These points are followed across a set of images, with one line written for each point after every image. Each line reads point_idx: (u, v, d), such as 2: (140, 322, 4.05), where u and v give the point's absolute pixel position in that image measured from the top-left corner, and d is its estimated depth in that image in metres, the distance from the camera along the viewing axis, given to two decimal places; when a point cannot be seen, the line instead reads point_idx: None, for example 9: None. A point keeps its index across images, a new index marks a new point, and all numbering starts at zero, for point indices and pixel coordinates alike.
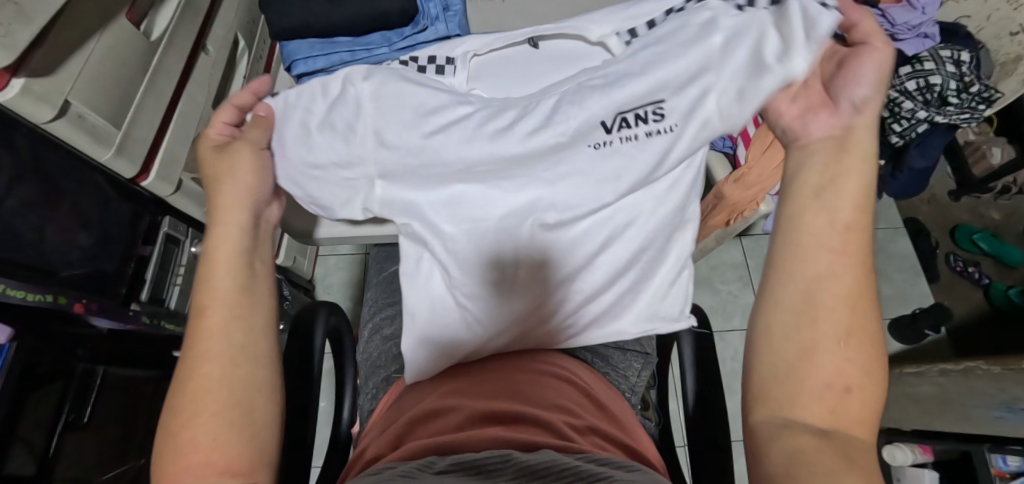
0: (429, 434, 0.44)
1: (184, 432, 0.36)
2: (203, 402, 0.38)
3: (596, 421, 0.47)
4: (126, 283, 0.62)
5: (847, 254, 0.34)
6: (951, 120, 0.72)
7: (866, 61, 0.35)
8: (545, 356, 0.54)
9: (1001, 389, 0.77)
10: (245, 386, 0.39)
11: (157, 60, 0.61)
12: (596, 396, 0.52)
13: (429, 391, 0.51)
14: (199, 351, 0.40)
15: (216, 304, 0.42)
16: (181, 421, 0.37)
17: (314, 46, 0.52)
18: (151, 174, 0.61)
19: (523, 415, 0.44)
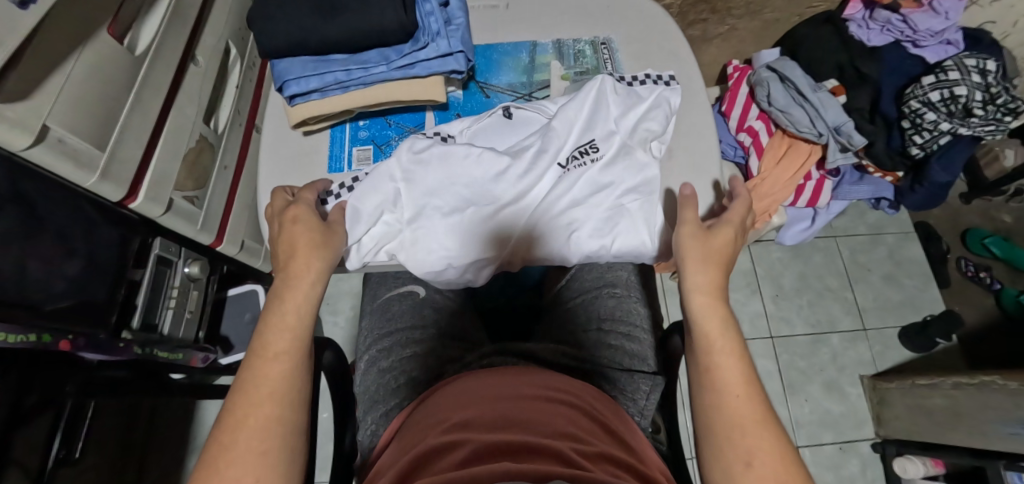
0: (428, 472, 0.41)
1: (228, 470, 0.35)
2: (252, 440, 0.36)
3: (607, 451, 0.44)
4: (116, 310, 0.59)
5: (732, 386, 0.39)
6: (974, 132, 0.70)
7: (687, 252, 0.45)
8: (549, 382, 0.51)
9: (1017, 406, 0.75)
10: (279, 431, 0.38)
11: (142, 76, 0.58)
12: (606, 421, 0.49)
13: (433, 422, 0.47)
14: (253, 388, 0.38)
15: (287, 346, 0.41)
16: (225, 458, 0.36)
17: (306, 65, 0.46)
18: (139, 197, 0.57)
19: (533, 449, 0.41)
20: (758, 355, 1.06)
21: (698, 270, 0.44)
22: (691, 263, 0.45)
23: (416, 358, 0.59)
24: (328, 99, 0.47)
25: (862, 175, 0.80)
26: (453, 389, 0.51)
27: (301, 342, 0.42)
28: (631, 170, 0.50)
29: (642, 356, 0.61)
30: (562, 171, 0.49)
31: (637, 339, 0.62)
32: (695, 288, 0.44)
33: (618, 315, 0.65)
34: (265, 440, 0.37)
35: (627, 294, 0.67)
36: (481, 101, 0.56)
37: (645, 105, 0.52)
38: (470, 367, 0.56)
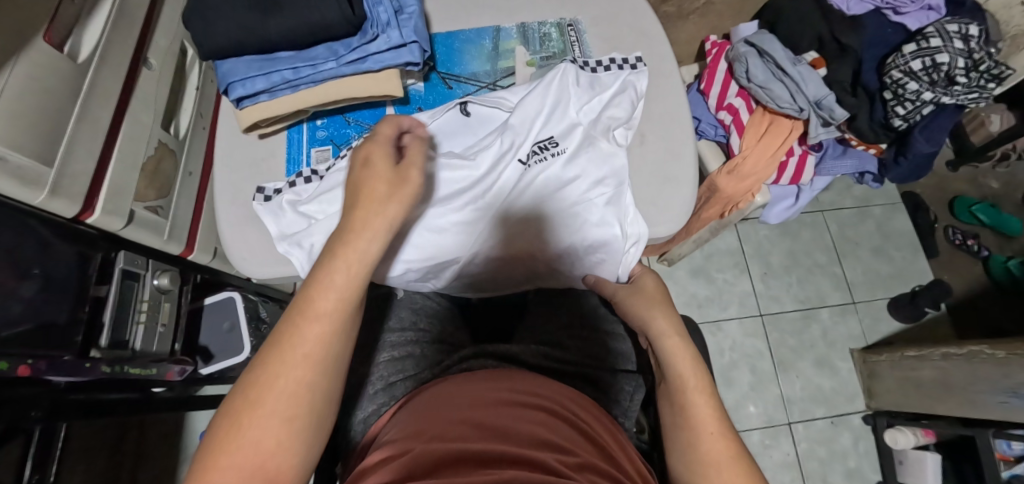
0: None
1: (250, 431, 0.31)
2: (275, 409, 0.32)
3: (589, 459, 0.43)
4: (81, 330, 0.57)
5: (704, 426, 0.39)
6: (957, 101, 0.67)
7: (631, 304, 0.45)
8: (525, 387, 0.50)
9: (1005, 375, 0.75)
10: (313, 396, 0.33)
11: (88, 84, 0.55)
12: (591, 429, 0.48)
13: (407, 434, 0.45)
14: (293, 345, 0.33)
15: (336, 308, 0.34)
16: (251, 415, 0.31)
17: (252, 64, 0.43)
18: (97, 210, 0.55)
19: (516, 460, 0.40)
20: (748, 334, 1.06)
21: (662, 314, 0.44)
22: (653, 306, 0.44)
23: (391, 364, 0.58)
24: (277, 99, 0.45)
25: (845, 149, 0.78)
26: (428, 399, 0.50)
27: (353, 306, 0.36)
28: (596, 162, 0.49)
29: (626, 355, 0.60)
30: (524, 167, 0.48)
31: (619, 337, 0.61)
32: (661, 330, 0.43)
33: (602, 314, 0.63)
34: (293, 404, 0.32)
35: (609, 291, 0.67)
36: (443, 93, 0.53)
37: (610, 93, 0.51)
38: (449, 372, 0.55)
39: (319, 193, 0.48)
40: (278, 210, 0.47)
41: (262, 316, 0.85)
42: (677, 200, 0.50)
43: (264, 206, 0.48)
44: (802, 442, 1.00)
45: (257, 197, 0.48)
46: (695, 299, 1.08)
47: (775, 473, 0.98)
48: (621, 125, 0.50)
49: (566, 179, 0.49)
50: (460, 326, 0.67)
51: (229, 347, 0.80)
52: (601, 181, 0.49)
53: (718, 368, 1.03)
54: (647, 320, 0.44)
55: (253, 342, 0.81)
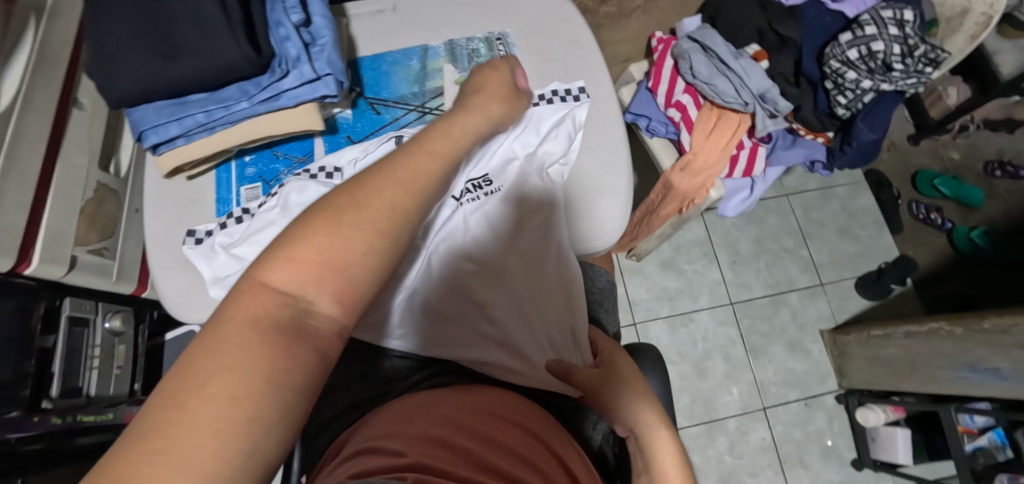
0: (364, 471, 0.40)
1: (317, 240, 0.29)
2: (346, 236, 0.30)
3: (555, 479, 0.45)
4: (30, 382, 0.57)
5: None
6: (896, 87, 0.68)
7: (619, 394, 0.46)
8: (506, 403, 0.52)
9: (964, 350, 0.77)
10: (400, 221, 0.32)
11: (12, 134, 0.54)
12: (556, 448, 0.49)
13: (394, 433, 0.46)
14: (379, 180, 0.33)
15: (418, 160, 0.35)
16: (350, 205, 0.31)
17: (161, 110, 0.42)
18: (34, 261, 0.55)
19: (490, 470, 0.42)
20: (719, 323, 1.07)
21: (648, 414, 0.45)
22: (642, 401, 0.45)
23: (361, 380, 0.58)
24: (195, 143, 0.44)
25: (795, 138, 0.78)
26: (420, 403, 0.51)
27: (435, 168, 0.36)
28: (529, 198, 0.51)
29: None
30: (458, 204, 0.50)
31: None
32: (654, 431, 0.44)
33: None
34: (382, 215, 0.32)
35: None
36: (371, 119, 0.53)
37: (550, 124, 0.51)
38: (419, 385, 0.56)
39: (251, 234, 0.47)
40: (208, 254, 0.46)
41: None
42: (609, 210, 0.50)
43: (194, 252, 0.47)
44: (778, 426, 1.01)
45: (188, 241, 0.47)
46: (665, 291, 1.08)
47: (752, 458, 0.99)
48: (556, 157, 0.51)
49: (503, 214, 0.51)
50: None
51: None
52: (538, 217, 0.51)
53: (692, 359, 1.04)
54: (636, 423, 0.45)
55: None
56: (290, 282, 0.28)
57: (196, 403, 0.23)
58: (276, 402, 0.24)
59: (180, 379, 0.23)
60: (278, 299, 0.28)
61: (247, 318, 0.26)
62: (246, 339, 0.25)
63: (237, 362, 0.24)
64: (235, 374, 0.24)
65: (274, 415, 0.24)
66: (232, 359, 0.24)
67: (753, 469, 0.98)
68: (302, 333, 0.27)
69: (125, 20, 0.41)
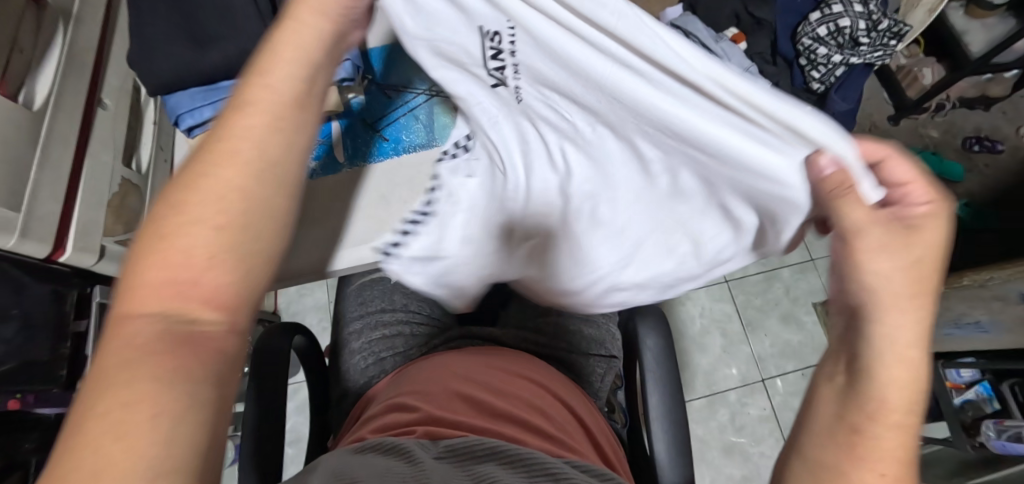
0: (386, 428, 0.47)
1: (177, 241, 0.23)
2: (214, 213, 0.24)
3: (562, 420, 0.49)
4: (66, 364, 0.60)
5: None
6: (865, 60, 0.72)
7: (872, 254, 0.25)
8: (518, 359, 0.57)
9: (946, 308, 0.81)
10: (268, 171, 0.26)
11: (47, 130, 0.58)
12: (554, 386, 0.54)
13: (411, 391, 0.52)
14: (233, 138, 0.25)
15: (266, 100, 0.26)
16: (196, 177, 0.24)
17: (195, 96, 0.47)
18: (68, 248, 0.59)
19: (497, 416, 0.47)
20: (716, 300, 1.11)
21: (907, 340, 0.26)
22: (898, 312, 0.26)
23: (381, 346, 0.62)
24: None
25: None
26: (441, 361, 0.56)
27: (292, 94, 0.27)
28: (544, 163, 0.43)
29: (599, 339, 0.60)
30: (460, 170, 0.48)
31: (594, 323, 0.61)
32: (901, 343, 0.26)
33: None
34: (237, 171, 0.25)
35: None
36: (384, 103, 0.60)
37: (609, 74, 0.22)
38: (435, 350, 0.61)
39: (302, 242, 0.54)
40: None
41: None
42: None
43: None
44: (776, 396, 1.05)
45: None
46: None
47: (753, 428, 1.03)
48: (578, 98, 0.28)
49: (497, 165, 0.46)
50: None
51: None
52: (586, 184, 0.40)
53: (690, 335, 1.08)
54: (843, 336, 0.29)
55: None
56: (155, 291, 0.23)
57: (92, 453, 0.19)
58: (182, 395, 0.20)
59: (72, 416, 0.20)
60: (153, 318, 0.22)
61: (133, 338, 0.22)
62: (145, 351, 0.21)
63: (138, 379, 0.20)
64: (124, 411, 0.20)
65: (185, 426, 0.20)
66: (128, 371, 0.21)
67: (754, 438, 1.02)
68: (189, 344, 0.22)
69: (158, 15, 0.45)
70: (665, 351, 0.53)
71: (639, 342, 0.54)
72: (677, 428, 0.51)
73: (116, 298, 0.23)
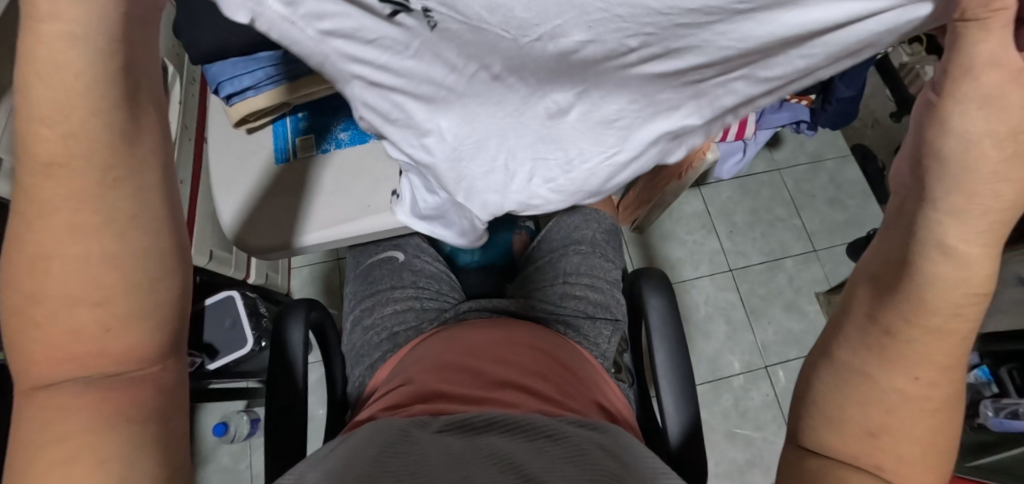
0: (396, 403, 0.49)
1: (52, 324, 0.22)
2: (76, 285, 0.22)
3: (567, 386, 0.52)
4: None
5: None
6: None
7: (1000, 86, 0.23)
8: (525, 328, 0.58)
9: None
10: (101, 226, 0.22)
11: None
12: (541, 343, 0.56)
13: (420, 364, 0.54)
14: (47, 212, 0.22)
15: (64, 155, 0.22)
16: (42, 251, 0.22)
17: (236, 65, 0.50)
18: None
19: (499, 384, 0.50)
20: (720, 289, 1.13)
21: (964, 232, 0.24)
22: (967, 173, 0.24)
23: (393, 314, 0.64)
24: (261, 94, 0.52)
25: (783, 103, 0.84)
26: (449, 333, 0.58)
27: (107, 120, 0.22)
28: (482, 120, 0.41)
29: (605, 303, 0.63)
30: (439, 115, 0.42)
31: (600, 288, 0.64)
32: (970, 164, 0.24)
33: (583, 271, 0.66)
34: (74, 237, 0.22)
35: (591, 250, 0.69)
36: None
37: None
38: (448, 321, 0.63)
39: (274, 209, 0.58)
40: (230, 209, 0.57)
41: (262, 312, 0.90)
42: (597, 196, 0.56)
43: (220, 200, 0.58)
44: (779, 383, 1.07)
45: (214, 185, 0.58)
46: (669, 260, 1.14)
47: (757, 413, 1.05)
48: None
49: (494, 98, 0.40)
50: (457, 285, 0.72)
51: (233, 341, 0.83)
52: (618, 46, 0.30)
53: (695, 322, 1.10)
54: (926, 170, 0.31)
55: (254, 334, 0.85)
56: (53, 371, 0.23)
57: None
58: (120, 447, 0.23)
59: None
60: (68, 386, 0.23)
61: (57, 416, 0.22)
62: (70, 410, 0.23)
63: (77, 453, 0.22)
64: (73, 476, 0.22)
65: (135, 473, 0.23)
66: (64, 444, 0.23)
67: (758, 423, 1.04)
68: (121, 399, 0.24)
69: None
70: (669, 308, 0.57)
71: (644, 302, 0.57)
72: (684, 382, 0.54)
73: (18, 372, 0.24)
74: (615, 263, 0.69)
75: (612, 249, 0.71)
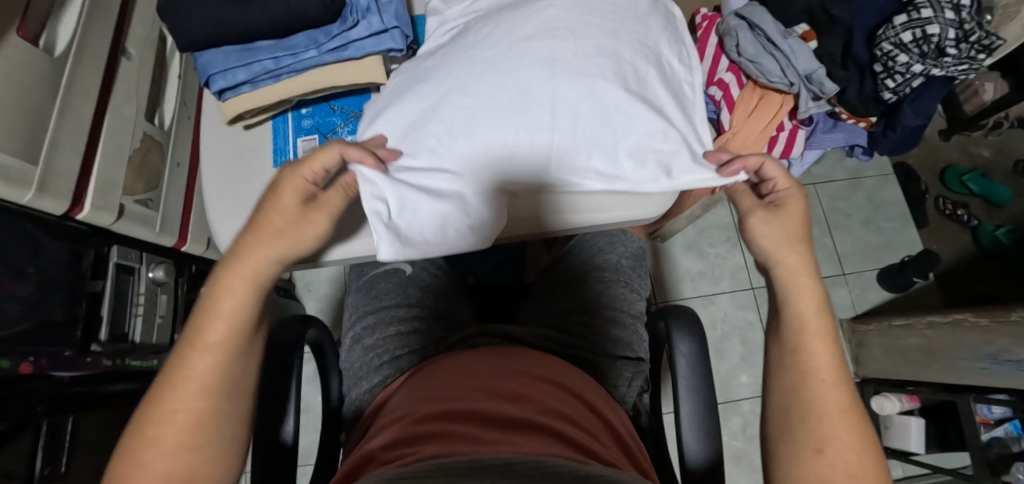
0: (392, 446, 0.39)
1: (149, 467, 0.36)
2: (191, 416, 0.38)
3: (594, 432, 0.43)
4: (81, 325, 0.58)
5: (826, 410, 0.40)
6: (947, 73, 0.65)
7: (772, 230, 0.46)
8: (534, 367, 0.50)
9: (987, 341, 0.78)
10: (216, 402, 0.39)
11: (67, 78, 0.54)
12: (560, 380, 0.48)
13: (418, 401, 0.45)
14: (187, 382, 0.38)
15: (220, 340, 0.40)
16: (180, 384, 0.38)
17: (230, 56, 0.47)
18: (87, 206, 0.55)
19: (519, 421, 0.40)
20: (741, 307, 1.08)
21: (789, 272, 0.45)
22: (789, 261, 0.45)
23: (398, 338, 0.58)
24: (259, 90, 0.48)
25: (836, 122, 0.75)
26: (443, 370, 0.50)
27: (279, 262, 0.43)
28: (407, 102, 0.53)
29: (627, 341, 0.56)
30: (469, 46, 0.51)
31: (622, 323, 0.57)
32: (799, 281, 0.44)
33: (605, 301, 0.59)
34: (179, 424, 0.37)
35: (616, 278, 0.62)
36: None
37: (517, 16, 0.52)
38: (455, 348, 0.56)
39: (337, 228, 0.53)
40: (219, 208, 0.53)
41: None
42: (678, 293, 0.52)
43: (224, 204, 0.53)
44: None
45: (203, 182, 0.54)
46: (687, 273, 1.09)
47: None
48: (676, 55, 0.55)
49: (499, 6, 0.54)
50: (466, 302, 0.66)
51: None
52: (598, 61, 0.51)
53: (711, 341, 1.06)
54: (770, 253, 0.46)
55: None
56: None
57: None
58: None
59: None
60: None
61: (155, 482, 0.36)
62: None
63: None
64: None
65: None
66: None
67: None
68: None
69: None
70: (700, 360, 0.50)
71: (669, 347, 0.51)
72: (713, 444, 0.47)
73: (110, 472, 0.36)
74: (640, 293, 0.62)
75: (638, 276, 0.64)
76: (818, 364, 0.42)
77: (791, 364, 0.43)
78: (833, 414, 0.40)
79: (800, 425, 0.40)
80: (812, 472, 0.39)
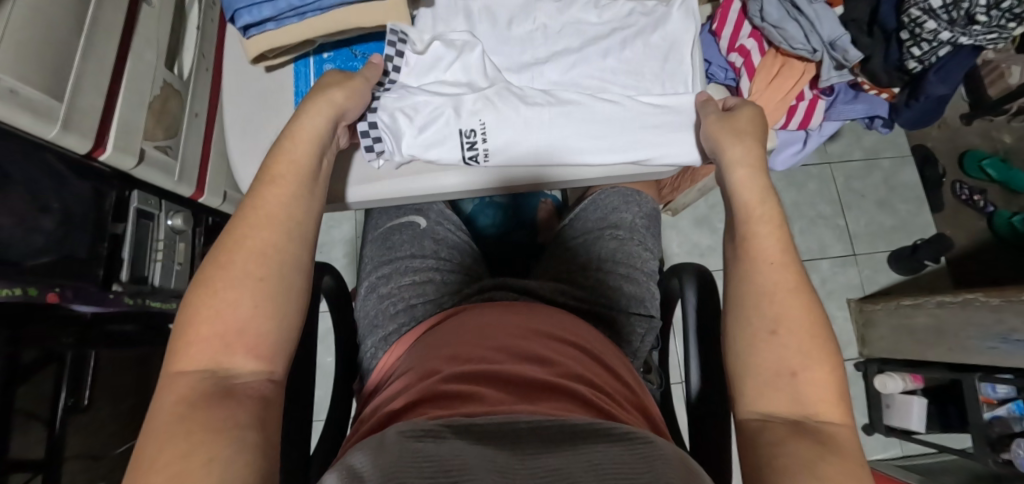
0: (410, 408, 0.39)
1: (218, 316, 0.35)
2: (246, 292, 0.36)
3: (610, 393, 0.43)
4: (102, 264, 0.60)
5: (774, 291, 0.40)
6: (975, 41, 0.65)
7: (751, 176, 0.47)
8: (558, 326, 0.49)
9: (998, 320, 0.77)
10: (274, 261, 0.38)
11: (92, 16, 0.54)
12: (581, 340, 0.48)
13: (437, 359, 0.45)
14: (240, 255, 0.37)
15: (272, 213, 0.40)
16: (223, 271, 0.37)
17: None
18: (109, 147, 0.55)
19: (539, 384, 0.40)
20: None
21: (754, 192, 0.46)
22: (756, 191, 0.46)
23: (415, 288, 0.58)
24: (283, 28, 0.49)
25: (857, 94, 0.74)
26: (464, 323, 0.49)
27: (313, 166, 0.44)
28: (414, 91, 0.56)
29: (640, 296, 0.57)
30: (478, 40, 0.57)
31: (635, 279, 0.58)
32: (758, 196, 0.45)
33: (619, 257, 0.60)
34: (237, 286, 0.36)
35: (629, 236, 0.62)
36: None
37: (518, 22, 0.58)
38: (472, 300, 0.57)
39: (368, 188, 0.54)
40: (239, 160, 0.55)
41: None
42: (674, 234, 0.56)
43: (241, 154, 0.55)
44: None
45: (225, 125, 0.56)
46: (697, 248, 1.09)
47: None
48: (659, 76, 0.57)
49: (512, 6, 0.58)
50: (479, 257, 0.67)
51: None
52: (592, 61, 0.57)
53: None
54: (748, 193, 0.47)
55: None
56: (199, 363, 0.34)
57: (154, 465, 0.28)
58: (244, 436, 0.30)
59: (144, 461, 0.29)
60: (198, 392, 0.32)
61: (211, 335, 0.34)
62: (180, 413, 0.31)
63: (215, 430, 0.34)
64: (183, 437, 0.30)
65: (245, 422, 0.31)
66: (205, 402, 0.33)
67: None
68: (231, 397, 0.32)
69: None
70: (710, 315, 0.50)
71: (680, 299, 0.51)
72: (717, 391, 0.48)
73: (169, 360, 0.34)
74: (653, 252, 0.63)
75: (651, 236, 0.64)
76: (774, 252, 0.42)
77: (758, 261, 0.42)
78: (791, 301, 0.40)
79: (755, 309, 0.40)
80: (768, 367, 0.38)
